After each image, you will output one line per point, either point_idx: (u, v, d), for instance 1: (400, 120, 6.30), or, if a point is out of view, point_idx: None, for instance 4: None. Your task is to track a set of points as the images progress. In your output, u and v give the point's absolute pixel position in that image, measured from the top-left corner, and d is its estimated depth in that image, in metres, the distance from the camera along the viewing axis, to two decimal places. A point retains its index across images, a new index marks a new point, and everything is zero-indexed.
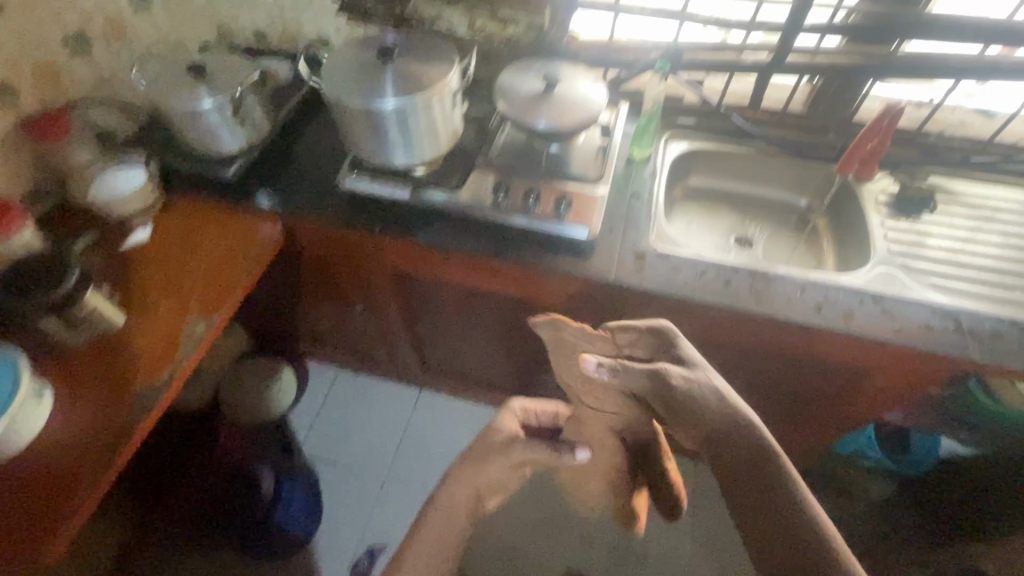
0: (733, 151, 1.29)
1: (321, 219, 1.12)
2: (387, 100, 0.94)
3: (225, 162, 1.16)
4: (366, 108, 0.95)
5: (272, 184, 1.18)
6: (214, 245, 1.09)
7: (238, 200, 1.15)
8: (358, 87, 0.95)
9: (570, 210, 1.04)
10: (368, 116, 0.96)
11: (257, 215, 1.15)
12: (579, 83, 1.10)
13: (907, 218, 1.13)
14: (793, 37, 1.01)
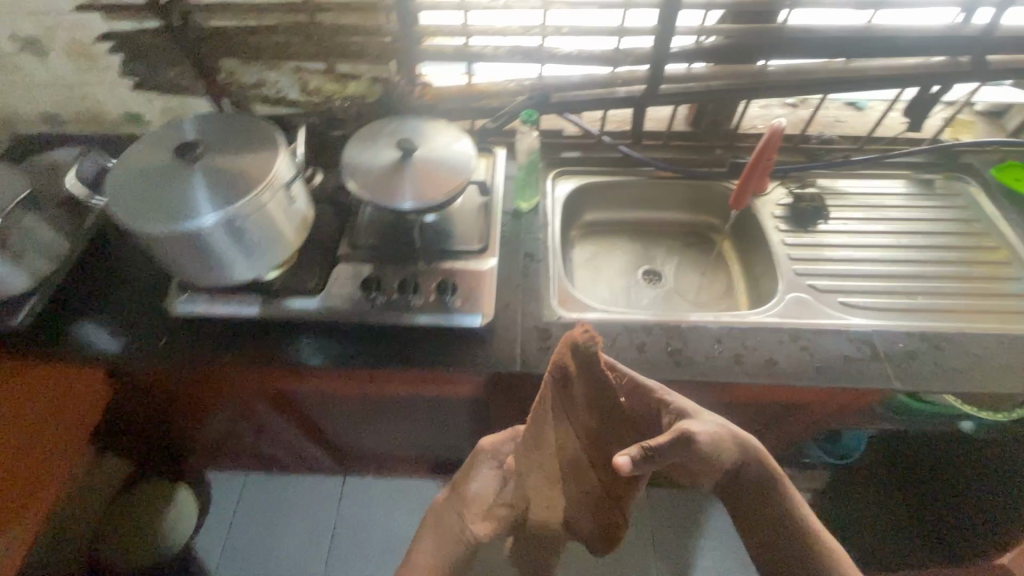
0: (624, 181, 1.19)
1: (152, 361, 0.90)
2: (204, 215, 0.75)
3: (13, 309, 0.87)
4: (179, 230, 0.74)
5: (92, 320, 0.94)
6: (19, 413, 0.88)
7: (45, 350, 0.90)
8: (161, 206, 0.74)
9: (459, 295, 0.89)
10: (185, 239, 0.76)
11: (80, 363, 0.91)
12: (440, 143, 0.96)
13: (805, 230, 1.10)
14: (662, 64, 0.92)
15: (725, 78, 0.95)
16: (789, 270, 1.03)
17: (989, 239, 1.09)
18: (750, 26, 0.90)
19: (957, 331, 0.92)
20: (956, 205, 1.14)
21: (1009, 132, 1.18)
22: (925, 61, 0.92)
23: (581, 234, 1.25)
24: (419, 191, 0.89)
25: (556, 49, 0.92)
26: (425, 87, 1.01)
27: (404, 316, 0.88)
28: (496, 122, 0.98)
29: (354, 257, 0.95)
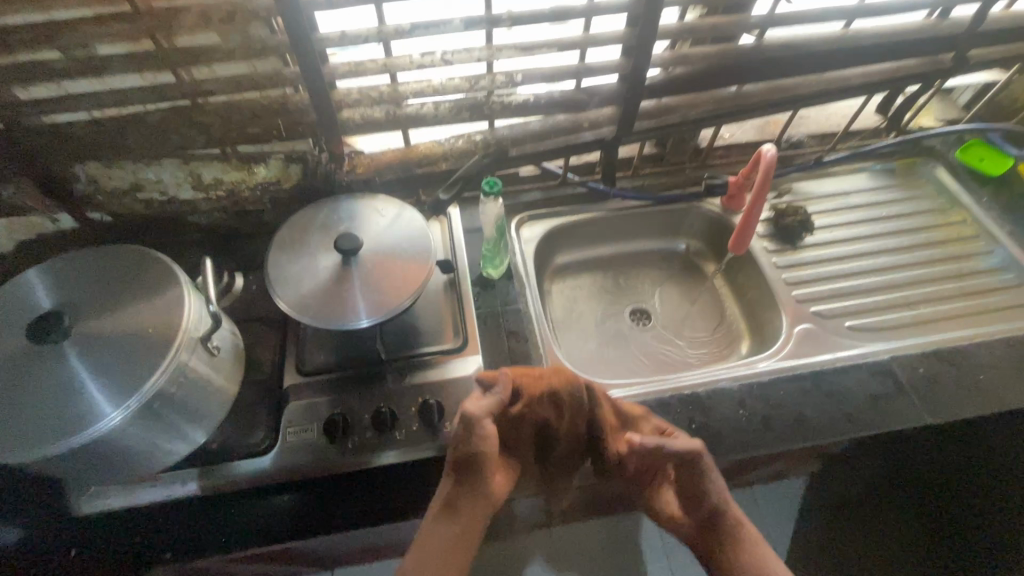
0: (595, 217, 1.07)
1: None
2: (104, 413, 0.54)
3: None
4: (72, 444, 0.53)
5: None
6: None
7: None
8: (37, 419, 0.53)
9: (446, 415, 0.74)
10: (85, 451, 0.55)
11: None
12: (386, 228, 0.79)
13: (794, 247, 1.03)
14: (635, 101, 0.79)
15: (700, 105, 0.84)
16: (788, 298, 0.96)
17: (967, 227, 1.06)
18: (723, 46, 0.79)
19: (969, 342, 0.88)
20: (926, 193, 1.11)
21: (962, 108, 1.16)
22: (903, 63, 0.85)
23: (555, 280, 1.10)
24: (376, 300, 0.72)
25: (508, 98, 0.76)
26: (354, 158, 0.82)
27: (386, 459, 0.72)
28: (450, 192, 0.81)
29: (308, 388, 0.77)
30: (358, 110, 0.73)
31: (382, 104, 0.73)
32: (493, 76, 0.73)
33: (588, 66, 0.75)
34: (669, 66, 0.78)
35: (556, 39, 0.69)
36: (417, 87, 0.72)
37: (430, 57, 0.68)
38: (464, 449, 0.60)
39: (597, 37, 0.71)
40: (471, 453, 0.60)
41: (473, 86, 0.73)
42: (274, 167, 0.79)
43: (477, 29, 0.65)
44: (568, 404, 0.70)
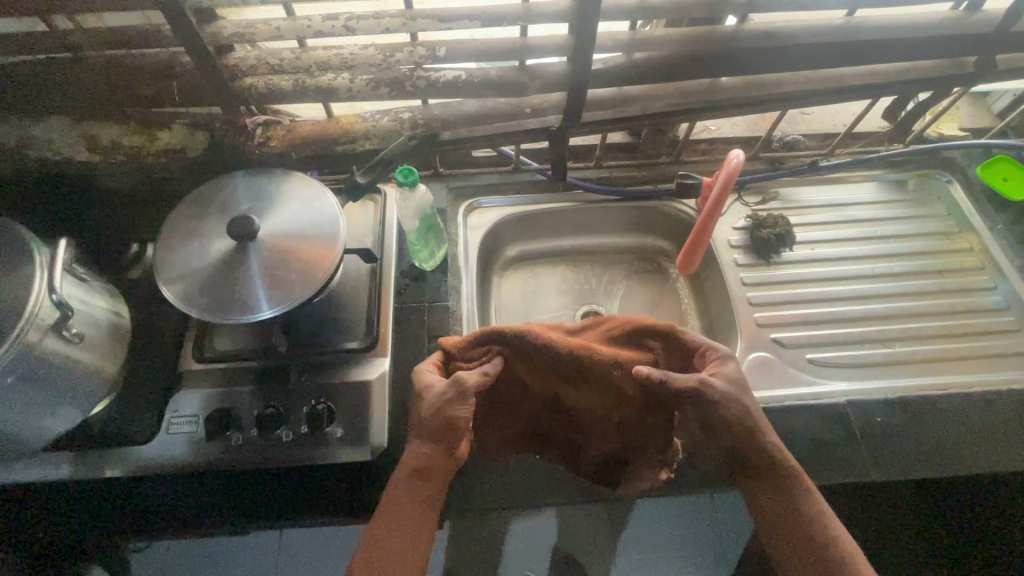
0: (552, 208, 0.97)
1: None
2: None
3: None
4: None
5: None
6: None
7: None
8: None
9: (338, 420, 0.70)
10: None
11: None
12: (294, 211, 0.71)
13: (767, 263, 0.92)
14: (585, 86, 0.67)
15: (665, 98, 0.72)
16: (747, 320, 0.87)
17: (973, 256, 0.93)
18: (692, 30, 0.67)
19: (943, 391, 0.78)
20: (934, 212, 0.98)
21: (995, 116, 1.00)
22: (912, 65, 0.71)
23: (506, 272, 1.02)
24: (265, 292, 0.66)
25: (434, 74, 0.66)
26: (267, 130, 0.74)
27: (268, 460, 0.68)
28: (368, 175, 0.72)
29: (203, 376, 0.73)
30: (260, 78, 0.65)
31: (285, 72, 0.64)
32: (413, 48, 0.64)
33: (527, 44, 0.64)
34: (627, 49, 0.67)
35: (481, 11, 0.59)
36: (324, 56, 0.63)
37: (331, 23, 0.59)
38: (441, 416, 0.62)
39: (532, 11, 0.60)
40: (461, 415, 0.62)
41: (388, 59, 0.64)
42: (178, 133, 0.72)
43: None
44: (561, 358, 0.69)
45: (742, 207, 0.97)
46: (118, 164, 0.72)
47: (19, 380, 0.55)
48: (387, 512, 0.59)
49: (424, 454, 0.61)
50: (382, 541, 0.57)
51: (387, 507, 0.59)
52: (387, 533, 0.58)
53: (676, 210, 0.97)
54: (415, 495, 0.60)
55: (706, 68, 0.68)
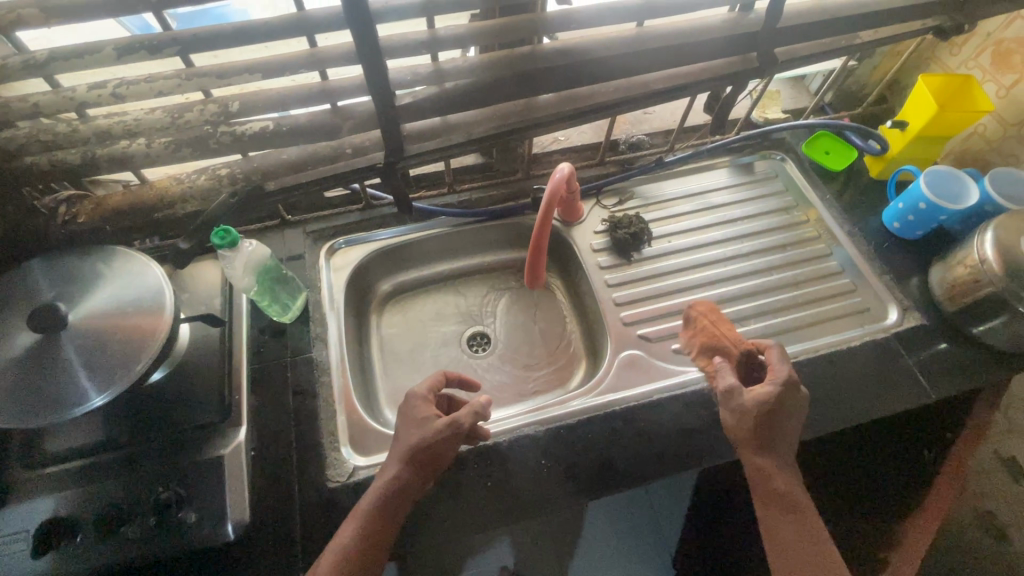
0: (418, 239, 0.97)
1: None
2: None
3: None
4: None
5: None
6: None
7: None
8: None
9: (192, 500, 0.66)
10: None
11: None
12: (111, 289, 0.66)
13: (628, 261, 0.95)
14: (396, 123, 0.66)
15: (487, 122, 0.73)
16: (615, 321, 0.89)
17: (813, 227, 0.99)
18: (497, 55, 0.68)
19: (794, 360, 0.83)
20: (776, 190, 1.04)
21: (813, 97, 1.09)
22: (708, 64, 0.76)
23: (385, 308, 1.01)
24: (79, 378, 0.60)
25: (236, 129, 0.63)
26: (73, 205, 0.69)
27: (113, 562, 0.63)
28: (191, 239, 0.69)
29: (35, 482, 0.67)
30: (42, 155, 0.60)
31: (65, 146, 0.60)
32: (205, 106, 0.61)
33: (329, 88, 0.63)
34: (434, 81, 0.67)
35: (262, 62, 0.57)
36: (104, 125, 0.60)
37: (97, 91, 0.55)
38: (422, 447, 0.65)
39: (321, 56, 0.59)
40: (436, 453, 0.65)
41: (177, 120, 0.61)
42: None
43: (136, 58, 0.52)
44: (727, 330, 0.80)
45: (602, 210, 1.00)
46: None
47: None
48: (382, 526, 0.62)
49: (404, 476, 0.64)
50: (367, 550, 0.60)
51: (370, 520, 0.62)
52: (351, 540, 0.60)
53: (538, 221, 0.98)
54: (392, 511, 0.63)
55: (519, 91, 0.69)
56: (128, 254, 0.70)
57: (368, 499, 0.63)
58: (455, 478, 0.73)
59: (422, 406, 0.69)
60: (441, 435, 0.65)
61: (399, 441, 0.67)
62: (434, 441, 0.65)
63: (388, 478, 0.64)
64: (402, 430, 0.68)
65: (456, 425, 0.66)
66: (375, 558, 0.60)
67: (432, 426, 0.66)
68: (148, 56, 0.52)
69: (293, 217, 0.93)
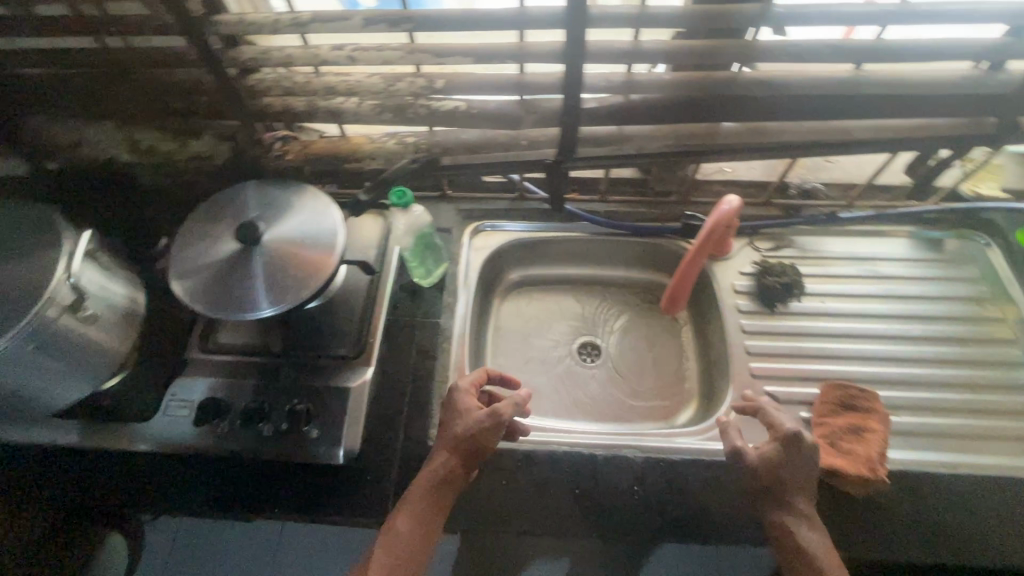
0: (557, 237, 0.99)
1: None
2: None
3: None
4: None
5: None
6: None
7: None
8: None
9: (317, 419, 0.74)
10: None
11: None
12: (298, 221, 0.76)
13: (771, 311, 0.89)
14: (576, 124, 0.68)
15: (664, 139, 0.72)
16: (742, 369, 0.84)
17: (1007, 328, 0.85)
18: (693, 75, 0.66)
19: (949, 470, 0.72)
20: (967, 275, 0.91)
21: None
22: (929, 122, 0.68)
23: (509, 295, 1.04)
24: (262, 292, 0.71)
25: (435, 104, 0.70)
26: (286, 144, 0.80)
27: (246, 450, 0.73)
28: (371, 193, 0.77)
29: (204, 365, 0.79)
30: (278, 98, 0.71)
31: (297, 94, 0.69)
32: (415, 78, 0.67)
33: (524, 81, 0.67)
34: (623, 90, 0.67)
35: (477, 48, 0.62)
36: (331, 82, 0.68)
37: (338, 52, 0.63)
38: (464, 437, 0.65)
39: (527, 51, 0.62)
40: (477, 442, 0.64)
41: (390, 87, 0.68)
42: (206, 141, 0.79)
43: (378, 29, 0.59)
44: (858, 415, 0.76)
45: (753, 251, 0.94)
46: (155, 164, 0.81)
47: (43, 350, 0.63)
48: (427, 512, 0.63)
49: (448, 465, 0.64)
50: (416, 532, 0.62)
51: (416, 502, 0.63)
52: (400, 525, 0.62)
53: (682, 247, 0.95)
54: (439, 498, 0.64)
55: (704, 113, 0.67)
56: (317, 195, 0.80)
57: (416, 486, 0.64)
58: (545, 475, 0.74)
59: (463, 396, 0.69)
60: (479, 425, 0.64)
61: (444, 430, 0.67)
62: (473, 431, 0.64)
63: (433, 467, 0.65)
64: (447, 421, 0.68)
65: (496, 415, 0.64)
66: (425, 540, 0.62)
67: (472, 416, 0.65)
68: (387, 29, 0.58)
69: (450, 192, 1.00)
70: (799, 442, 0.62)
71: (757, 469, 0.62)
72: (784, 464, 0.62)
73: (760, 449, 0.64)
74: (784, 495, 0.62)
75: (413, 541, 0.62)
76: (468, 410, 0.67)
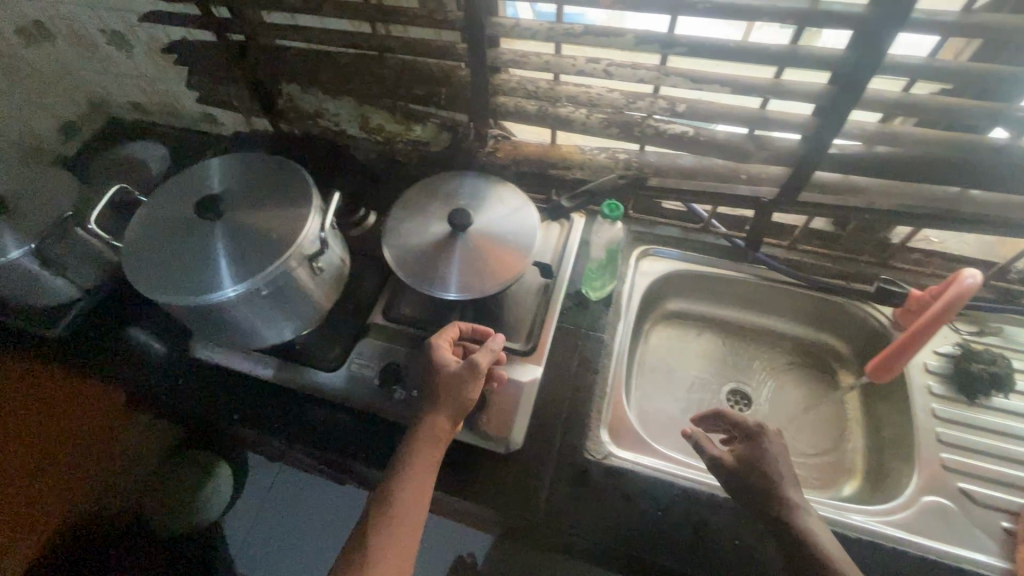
0: (726, 277, 0.96)
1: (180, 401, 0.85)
2: (226, 289, 0.65)
3: (57, 295, 0.86)
4: (200, 305, 0.66)
5: (144, 347, 0.90)
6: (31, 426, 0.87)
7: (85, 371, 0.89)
8: (181, 279, 0.66)
9: (488, 411, 0.75)
10: (205, 312, 0.67)
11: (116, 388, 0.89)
12: (500, 219, 0.79)
13: (968, 401, 0.80)
14: (812, 167, 0.66)
15: (900, 197, 0.68)
16: (929, 457, 0.76)
17: None
18: (958, 135, 0.62)
19: None
20: None
21: None
22: None
23: (661, 324, 1.02)
24: (457, 277, 0.75)
25: (664, 126, 0.70)
26: (499, 142, 0.84)
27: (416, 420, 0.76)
28: (573, 201, 0.79)
29: (386, 333, 0.84)
30: (513, 99, 0.74)
31: (535, 98, 0.72)
32: (654, 99, 0.68)
33: (766, 116, 0.66)
34: (872, 140, 0.64)
35: (734, 78, 0.62)
36: (572, 91, 0.70)
37: (593, 66, 0.66)
38: (450, 390, 0.67)
39: (782, 88, 0.61)
40: (462, 394, 0.67)
41: (630, 105, 0.69)
42: (428, 129, 0.84)
43: (646, 49, 0.60)
44: None
45: (951, 331, 0.86)
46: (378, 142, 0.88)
47: (277, 295, 0.70)
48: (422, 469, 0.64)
49: (440, 417, 0.66)
50: (417, 490, 0.64)
51: (415, 459, 0.65)
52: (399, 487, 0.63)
53: (864, 310, 0.89)
54: (433, 454, 0.65)
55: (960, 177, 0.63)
56: (519, 192, 0.83)
57: (409, 445, 0.66)
58: (701, 518, 0.71)
59: (441, 352, 0.70)
60: (461, 380, 0.67)
61: (428, 397, 0.68)
62: (457, 380, 0.67)
63: (426, 422, 0.66)
64: (428, 387, 0.69)
65: (473, 368, 0.67)
66: (424, 494, 0.64)
67: (446, 372, 0.67)
68: (658, 50, 0.60)
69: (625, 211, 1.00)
70: (760, 437, 0.67)
71: (739, 472, 0.65)
72: (763, 461, 0.65)
73: (730, 451, 0.68)
74: (766, 484, 0.64)
75: (415, 506, 0.63)
76: (445, 366, 0.68)
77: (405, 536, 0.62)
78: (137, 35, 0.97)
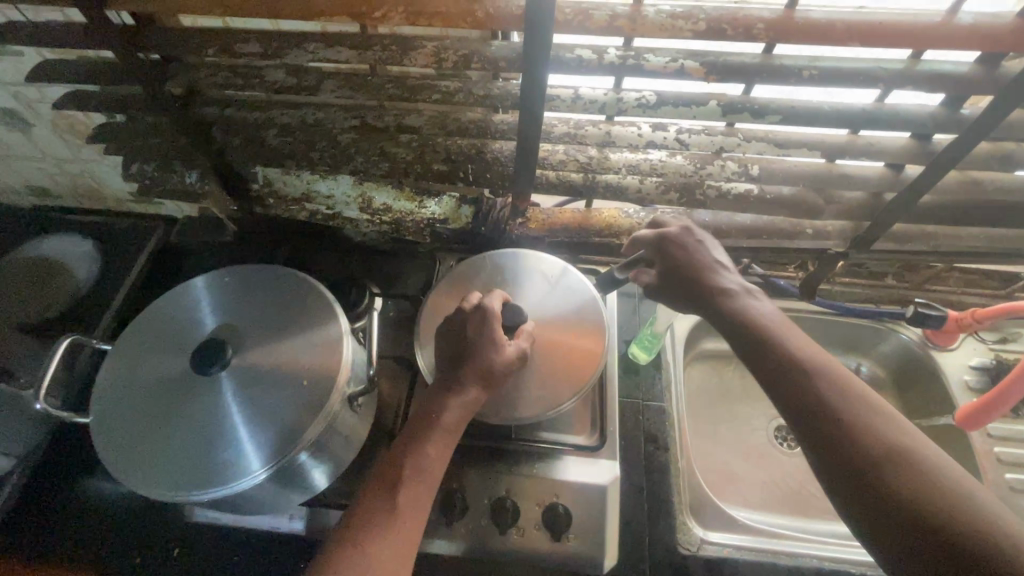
0: None
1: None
2: (257, 468, 0.50)
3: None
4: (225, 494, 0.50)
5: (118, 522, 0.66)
6: None
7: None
8: (191, 463, 0.50)
9: (573, 528, 0.65)
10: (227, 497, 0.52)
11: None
12: (552, 303, 0.67)
13: (1012, 414, 0.81)
14: (893, 220, 0.62)
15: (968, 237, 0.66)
16: (996, 480, 0.76)
17: None
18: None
19: None
20: None
21: None
22: None
23: (696, 368, 0.98)
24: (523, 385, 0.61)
25: (726, 186, 0.63)
26: (530, 211, 0.74)
27: (491, 550, 0.65)
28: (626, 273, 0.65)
29: None
30: (557, 172, 0.65)
31: (585, 170, 0.63)
32: (724, 162, 0.61)
33: (843, 173, 0.61)
34: (947, 188, 0.61)
35: (820, 141, 0.57)
36: (631, 160, 0.62)
37: (663, 134, 0.58)
38: (495, 364, 0.55)
39: (866, 146, 0.57)
40: (499, 373, 0.56)
41: (699, 171, 0.61)
42: (445, 203, 0.74)
43: (735, 117, 0.54)
44: None
45: (979, 342, 0.88)
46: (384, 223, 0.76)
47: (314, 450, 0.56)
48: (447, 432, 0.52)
49: (469, 398, 0.54)
50: (421, 488, 0.50)
51: (438, 456, 0.52)
52: (417, 469, 0.50)
53: (890, 326, 0.91)
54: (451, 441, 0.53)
55: None
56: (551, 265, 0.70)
57: (436, 422, 0.53)
58: None
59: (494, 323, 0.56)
60: (515, 367, 0.57)
61: (470, 362, 0.55)
62: (506, 367, 0.56)
63: (468, 399, 0.54)
64: (468, 351, 0.56)
65: (524, 357, 0.58)
66: (423, 484, 0.50)
67: (503, 353, 0.56)
68: (749, 118, 0.53)
69: None
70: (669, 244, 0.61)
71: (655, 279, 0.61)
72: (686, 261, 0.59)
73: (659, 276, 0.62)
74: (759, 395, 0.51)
75: (419, 508, 0.50)
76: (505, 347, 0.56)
77: (399, 548, 0.47)
78: (42, 112, 0.77)
